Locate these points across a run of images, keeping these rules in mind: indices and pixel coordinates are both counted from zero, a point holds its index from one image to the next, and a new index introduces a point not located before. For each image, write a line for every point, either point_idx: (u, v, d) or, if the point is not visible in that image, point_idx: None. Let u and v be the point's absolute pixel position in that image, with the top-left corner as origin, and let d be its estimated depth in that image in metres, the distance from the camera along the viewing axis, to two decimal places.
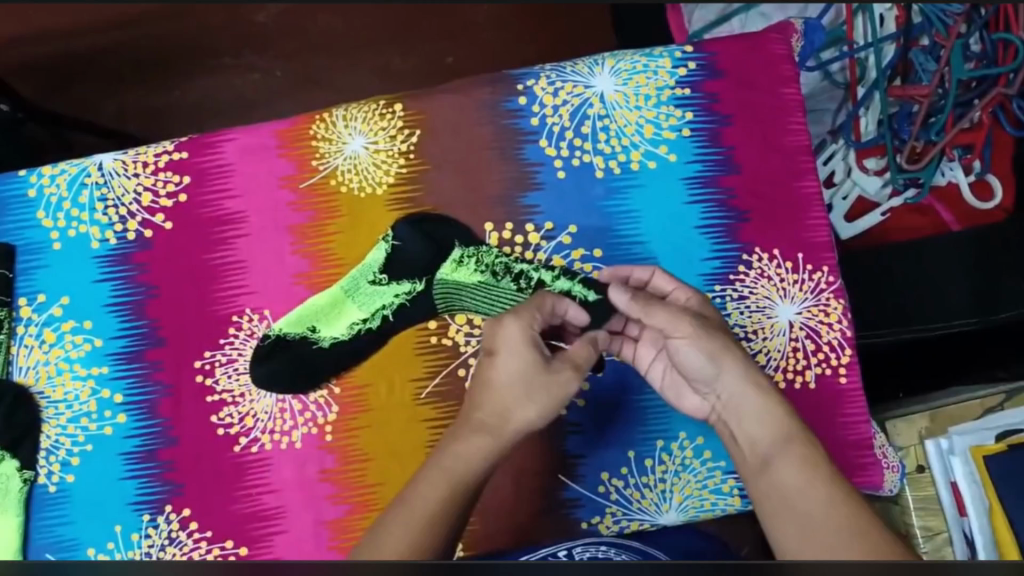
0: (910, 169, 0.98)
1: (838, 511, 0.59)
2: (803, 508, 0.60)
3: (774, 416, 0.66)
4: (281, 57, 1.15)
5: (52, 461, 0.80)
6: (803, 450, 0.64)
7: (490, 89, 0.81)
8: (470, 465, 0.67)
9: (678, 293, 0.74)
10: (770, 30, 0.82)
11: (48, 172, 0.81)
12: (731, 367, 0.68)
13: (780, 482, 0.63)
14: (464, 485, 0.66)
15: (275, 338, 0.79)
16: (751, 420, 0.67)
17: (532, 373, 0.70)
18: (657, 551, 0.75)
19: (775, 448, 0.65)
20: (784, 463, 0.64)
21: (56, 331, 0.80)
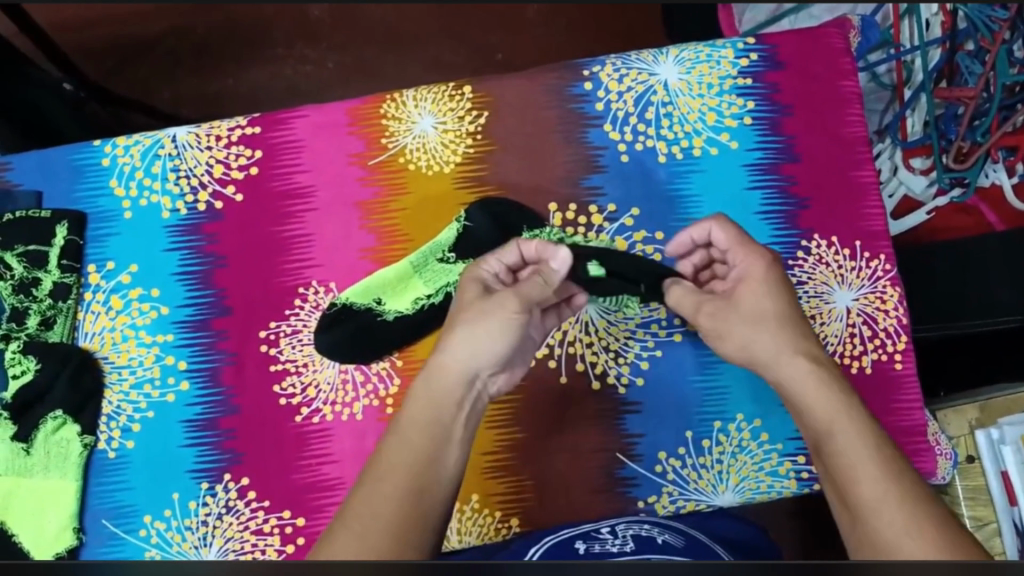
0: (957, 169, 1.00)
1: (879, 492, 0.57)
2: (869, 500, 0.57)
3: (828, 394, 0.64)
4: (333, 49, 1.16)
5: (113, 427, 0.80)
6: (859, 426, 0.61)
7: (557, 75, 0.83)
8: (436, 405, 0.66)
9: (735, 253, 0.73)
10: (829, 25, 0.84)
11: (122, 143, 0.84)
12: (776, 338, 0.68)
13: (844, 460, 0.60)
14: (434, 426, 0.65)
15: (342, 307, 0.80)
16: (805, 398, 0.65)
17: (469, 302, 0.71)
18: (701, 535, 0.70)
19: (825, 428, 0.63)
20: (835, 441, 0.61)
21: (123, 298, 0.82)
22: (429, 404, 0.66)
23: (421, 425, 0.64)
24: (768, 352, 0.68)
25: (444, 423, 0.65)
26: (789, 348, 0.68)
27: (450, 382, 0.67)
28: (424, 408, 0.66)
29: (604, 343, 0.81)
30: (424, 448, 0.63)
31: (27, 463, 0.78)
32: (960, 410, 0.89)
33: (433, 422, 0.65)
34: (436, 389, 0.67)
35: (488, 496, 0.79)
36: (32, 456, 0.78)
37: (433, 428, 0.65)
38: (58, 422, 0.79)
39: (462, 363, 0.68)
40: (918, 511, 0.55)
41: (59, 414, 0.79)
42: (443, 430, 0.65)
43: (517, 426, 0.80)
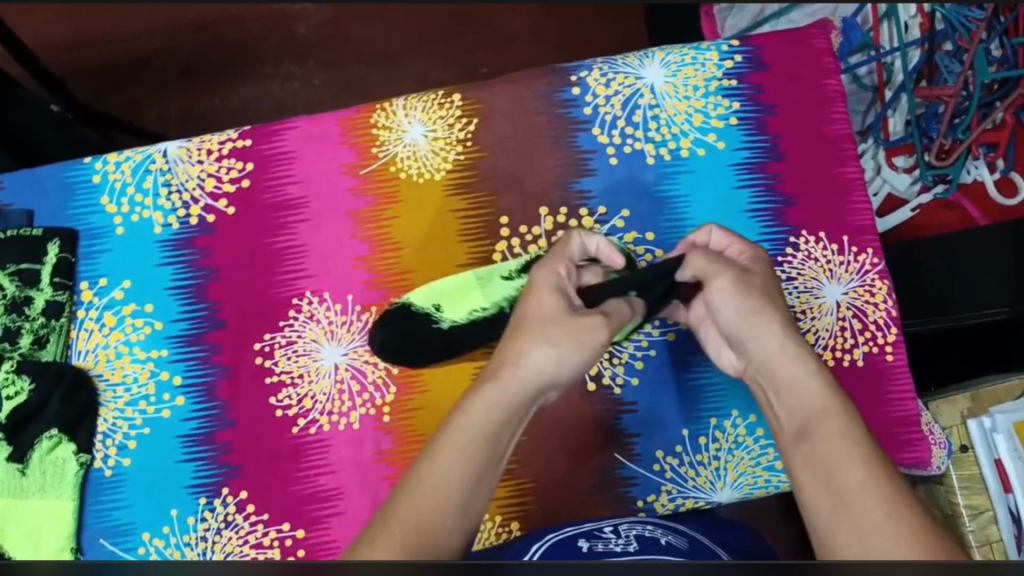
0: (939, 166, 1.02)
1: (857, 475, 0.54)
2: (832, 477, 0.54)
3: (815, 385, 0.61)
4: (319, 67, 1.16)
5: (109, 445, 0.80)
6: (840, 424, 0.57)
7: (545, 80, 0.84)
8: (498, 417, 0.62)
9: (732, 248, 0.74)
10: (811, 26, 0.85)
11: (112, 159, 0.84)
12: (770, 329, 0.65)
13: (814, 454, 0.56)
14: (493, 442, 0.61)
15: (400, 307, 0.80)
16: (789, 388, 0.62)
17: (561, 315, 0.68)
18: (702, 534, 0.70)
19: (814, 417, 0.59)
20: (819, 432, 0.58)
21: (116, 315, 0.82)
22: (493, 415, 0.62)
23: (479, 438, 0.61)
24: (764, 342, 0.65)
25: (505, 437, 0.63)
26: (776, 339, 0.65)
27: (516, 394, 0.64)
28: (489, 421, 0.62)
29: None
30: (476, 462, 0.59)
31: (22, 485, 0.76)
32: (952, 400, 0.90)
33: (495, 438, 0.61)
34: (502, 400, 0.63)
35: (488, 501, 0.79)
36: (28, 477, 0.76)
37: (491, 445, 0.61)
38: (55, 441, 0.77)
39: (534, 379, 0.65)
40: (897, 509, 0.51)
41: (54, 433, 0.77)
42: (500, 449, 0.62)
43: None
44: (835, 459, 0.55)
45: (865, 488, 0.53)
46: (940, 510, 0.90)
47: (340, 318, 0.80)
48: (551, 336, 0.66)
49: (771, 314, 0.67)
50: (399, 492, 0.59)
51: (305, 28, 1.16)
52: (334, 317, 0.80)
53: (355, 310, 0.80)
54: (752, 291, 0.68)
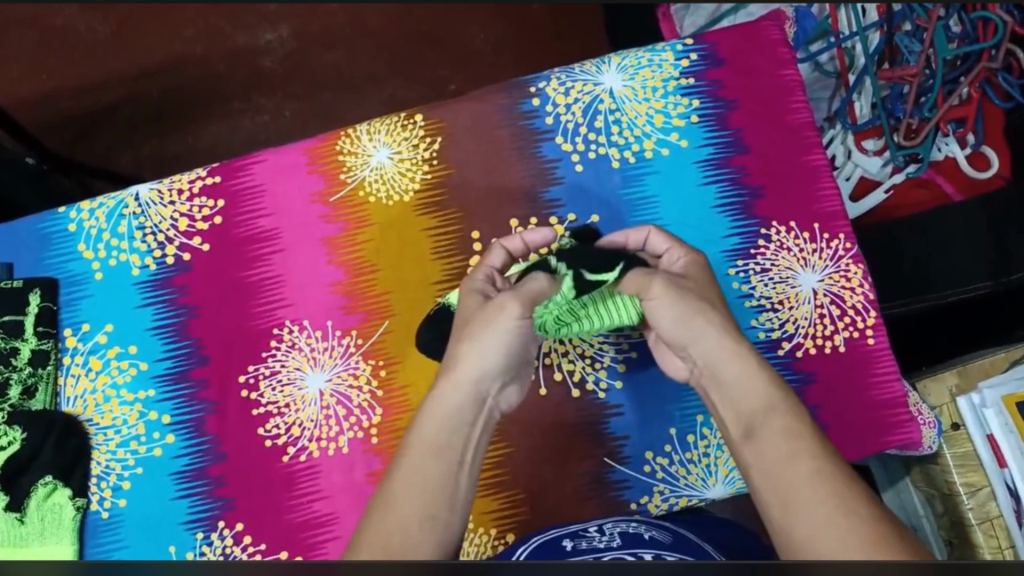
0: (909, 146, 1.02)
1: (826, 487, 0.53)
2: (779, 475, 0.55)
3: (759, 385, 0.62)
4: (289, 98, 1.19)
5: (104, 487, 0.80)
6: (785, 420, 0.59)
7: (504, 94, 0.85)
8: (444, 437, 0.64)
9: (672, 253, 0.74)
10: (763, 19, 0.87)
11: (86, 207, 0.86)
12: (708, 330, 0.66)
13: (765, 452, 0.58)
14: (443, 454, 0.62)
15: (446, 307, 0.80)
16: (733, 388, 0.63)
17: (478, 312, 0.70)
18: (689, 531, 0.70)
19: (759, 417, 0.60)
20: (766, 430, 0.59)
21: (102, 358, 0.83)
22: (440, 432, 0.64)
23: (427, 455, 0.62)
24: (707, 350, 0.66)
25: (455, 448, 0.64)
26: (722, 348, 0.65)
27: (460, 403, 0.65)
28: (433, 437, 0.63)
29: (580, 350, 0.82)
30: (431, 479, 0.60)
31: (22, 533, 0.76)
32: (940, 378, 0.90)
33: (440, 453, 0.62)
34: (448, 418, 0.65)
35: (481, 514, 0.79)
36: (27, 525, 0.76)
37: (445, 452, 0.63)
38: (50, 488, 0.77)
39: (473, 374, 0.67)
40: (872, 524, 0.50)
41: (49, 479, 0.77)
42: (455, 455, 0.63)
43: (504, 441, 0.81)
44: (780, 454, 0.57)
45: (814, 481, 0.54)
46: (937, 489, 0.89)
47: (322, 344, 0.81)
48: (478, 336, 0.68)
49: (708, 320, 0.67)
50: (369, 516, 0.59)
51: (271, 62, 1.17)
52: (315, 343, 0.81)
53: (336, 334, 0.81)
54: (688, 295, 0.68)
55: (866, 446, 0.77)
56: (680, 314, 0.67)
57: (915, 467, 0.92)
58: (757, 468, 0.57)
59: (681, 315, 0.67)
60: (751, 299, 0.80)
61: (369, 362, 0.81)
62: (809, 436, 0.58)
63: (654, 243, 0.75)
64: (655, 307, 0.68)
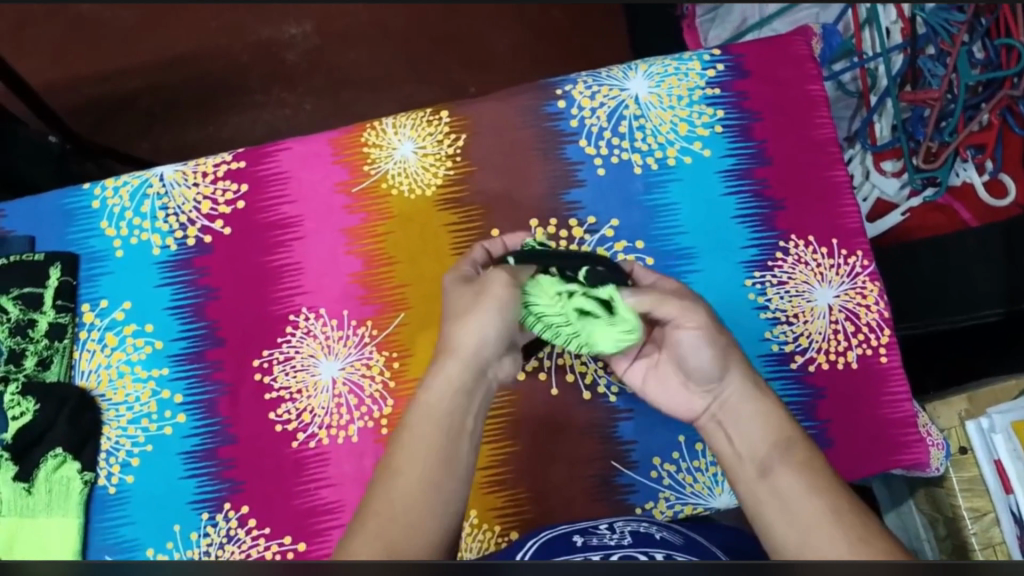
0: (928, 169, 1.02)
1: (836, 518, 0.53)
2: (797, 511, 0.55)
3: (776, 422, 0.61)
4: (310, 93, 1.19)
5: (112, 463, 0.81)
6: (804, 456, 0.58)
7: (530, 95, 0.86)
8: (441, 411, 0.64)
9: (662, 284, 0.71)
10: (792, 33, 0.88)
11: (111, 185, 0.87)
12: (733, 363, 0.62)
13: (783, 489, 0.56)
14: (442, 429, 0.63)
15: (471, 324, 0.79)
16: (755, 424, 0.60)
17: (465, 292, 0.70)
18: (695, 534, 0.70)
19: (776, 454, 0.58)
20: (786, 467, 0.57)
21: (118, 335, 0.83)
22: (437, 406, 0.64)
23: (426, 433, 0.63)
24: (731, 384, 0.62)
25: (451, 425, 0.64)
26: (747, 386, 0.62)
27: (461, 374, 0.66)
28: (432, 414, 0.64)
29: (593, 353, 0.82)
30: (430, 459, 0.61)
31: (29, 504, 0.76)
32: (950, 402, 0.90)
33: (439, 429, 0.63)
34: (446, 392, 0.65)
35: (486, 511, 0.79)
36: (33, 496, 0.77)
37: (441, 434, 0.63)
38: (59, 460, 0.78)
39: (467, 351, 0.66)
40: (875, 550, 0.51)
41: (59, 452, 0.78)
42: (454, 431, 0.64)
43: (512, 440, 0.81)
44: (796, 490, 0.56)
45: (830, 522, 0.53)
46: (941, 513, 0.89)
47: (337, 333, 0.82)
48: (471, 310, 0.67)
49: (737, 356, 0.63)
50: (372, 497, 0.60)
51: (293, 56, 1.18)
52: (330, 332, 0.82)
53: (352, 324, 0.82)
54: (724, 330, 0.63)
55: (874, 464, 0.77)
56: (721, 348, 0.62)
57: (920, 489, 0.92)
58: (773, 502, 0.56)
59: (718, 350, 0.62)
60: (766, 310, 0.80)
61: (383, 353, 0.81)
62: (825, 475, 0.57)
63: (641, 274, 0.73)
64: (691, 337, 0.62)
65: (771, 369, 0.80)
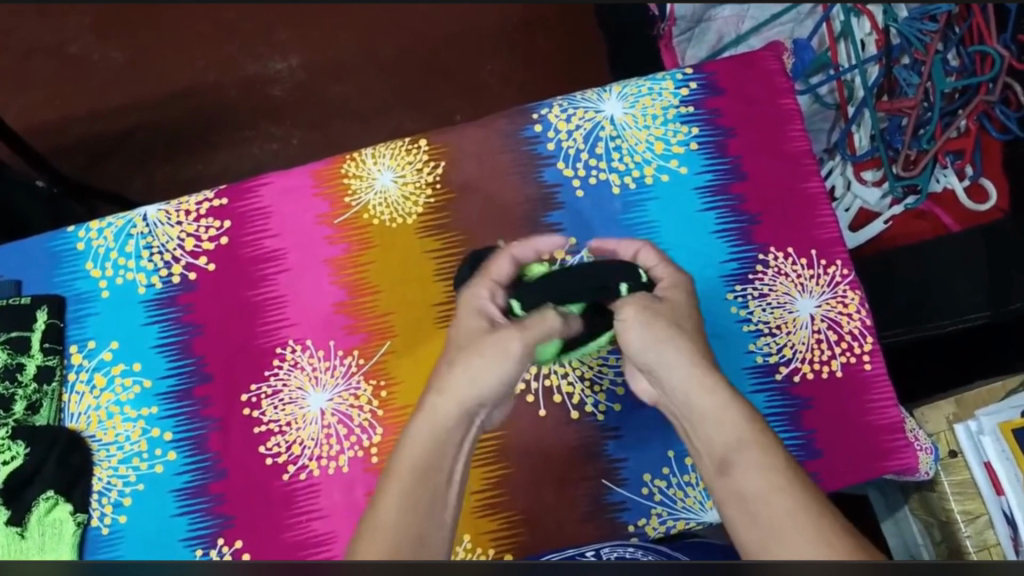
0: (908, 177, 1.03)
1: (781, 497, 0.54)
2: (756, 507, 0.54)
3: (731, 417, 0.63)
4: (298, 126, 1.24)
5: (104, 503, 0.81)
6: (761, 452, 0.59)
7: (508, 120, 0.87)
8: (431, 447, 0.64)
9: (661, 270, 0.75)
10: (762, 49, 0.89)
11: (95, 226, 0.87)
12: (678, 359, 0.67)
13: (741, 487, 0.57)
14: (430, 474, 0.62)
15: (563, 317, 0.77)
16: (710, 422, 0.63)
17: (476, 335, 0.71)
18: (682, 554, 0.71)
19: (733, 452, 0.60)
20: (734, 457, 0.60)
21: (106, 375, 0.84)
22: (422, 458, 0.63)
23: (411, 475, 0.61)
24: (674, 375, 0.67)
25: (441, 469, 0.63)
26: (689, 372, 0.66)
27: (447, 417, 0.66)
28: (417, 460, 0.63)
29: (579, 372, 0.83)
30: (424, 496, 0.59)
31: (22, 548, 0.76)
32: (938, 406, 0.88)
33: (425, 476, 0.61)
34: (432, 439, 0.65)
35: (479, 535, 0.79)
36: (27, 539, 0.76)
37: (431, 472, 0.62)
38: (51, 502, 0.78)
39: (467, 391, 0.68)
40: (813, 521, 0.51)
41: (51, 494, 0.78)
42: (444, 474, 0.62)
43: (502, 462, 0.81)
44: (756, 487, 0.56)
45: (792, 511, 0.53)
46: (935, 517, 0.88)
47: (324, 364, 0.82)
48: (469, 359, 0.69)
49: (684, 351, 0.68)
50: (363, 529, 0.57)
51: (280, 92, 1.17)
52: (317, 363, 0.82)
53: (338, 354, 0.82)
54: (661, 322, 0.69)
55: (864, 470, 0.77)
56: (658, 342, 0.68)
57: (914, 495, 0.91)
58: (729, 497, 0.57)
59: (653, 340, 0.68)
60: (750, 323, 0.81)
61: (371, 382, 0.81)
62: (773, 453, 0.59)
63: (643, 259, 0.76)
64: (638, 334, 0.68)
65: (757, 382, 0.80)
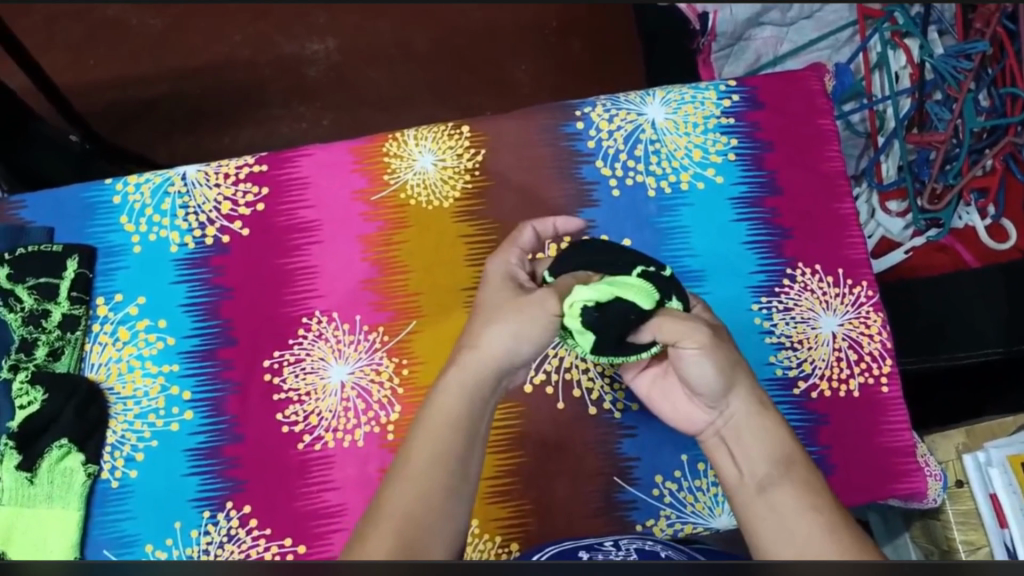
0: (931, 210, 1.05)
1: (816, 521, 0.55)
2: (789, 528, 0.55)
3: (776, 435, 0.61)
4: (328, 108, 1.20)
5: (116, 457, 0.81)
6: (803, 474, 0.59)
7: (550, 115, 0.89)
8: (463, 408, 0.63)
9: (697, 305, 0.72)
10: (805, 69, 0.91)
11: (133, 181, 0.88)
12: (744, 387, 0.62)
13: (777, 506, 0.57)
14: (459, 433, 0.62)
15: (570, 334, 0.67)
16: (748, 437, 0.61)
17: (503, 296, 0.69)
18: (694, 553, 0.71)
19: (775, 473, 0.59)
20: (782, 488, 0.58)
21: (130, 329, 0.84)
22: (458, 409, 0.63)
23: (436, 439, 0.61)
24: (730, 401, 0.63)
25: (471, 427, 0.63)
26: (751, 406, 0.62)
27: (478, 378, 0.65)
28: (450, 415, 0.62)
29: (600, 368, 0.84)
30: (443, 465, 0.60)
31: (30, 493, 0.77)
32: (947, 435, 0.91)
33: (457, 431, 0.62)
34: (465, 392, 0.64)
35: (488, 521, 0.79)
36: (36, 486, 0.77)
37: (461, 429, 0.62)
38: (64, 451, 0.78)
39: (498, 356, 0.65)
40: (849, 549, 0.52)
41: (64, 442, 0.78)
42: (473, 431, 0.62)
43: (516, 451, 0.81)
44: (793, 507, 0.56)
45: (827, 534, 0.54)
46: (936, 545, 0.90)
47: (348, 337, 0.82)
48: (496, 317, 0.67)
49: (742, 376, 0.63)
50: (374, 509, 0.58)
51: (315, 72, 1.19)
52: (342, 336, 0.83)
53: (363, 329, 0.83)
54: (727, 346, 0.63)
55: (874, 491, 0.78)
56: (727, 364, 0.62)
57: (916, 522, 0.93)
58: (768, 521, 0.56)
59: (721, 367, 0.62)
60: (772, 335, 0.82)
61: (393, 359, 0.82)
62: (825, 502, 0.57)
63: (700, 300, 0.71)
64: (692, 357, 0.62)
65: (775, 394, 0.80)
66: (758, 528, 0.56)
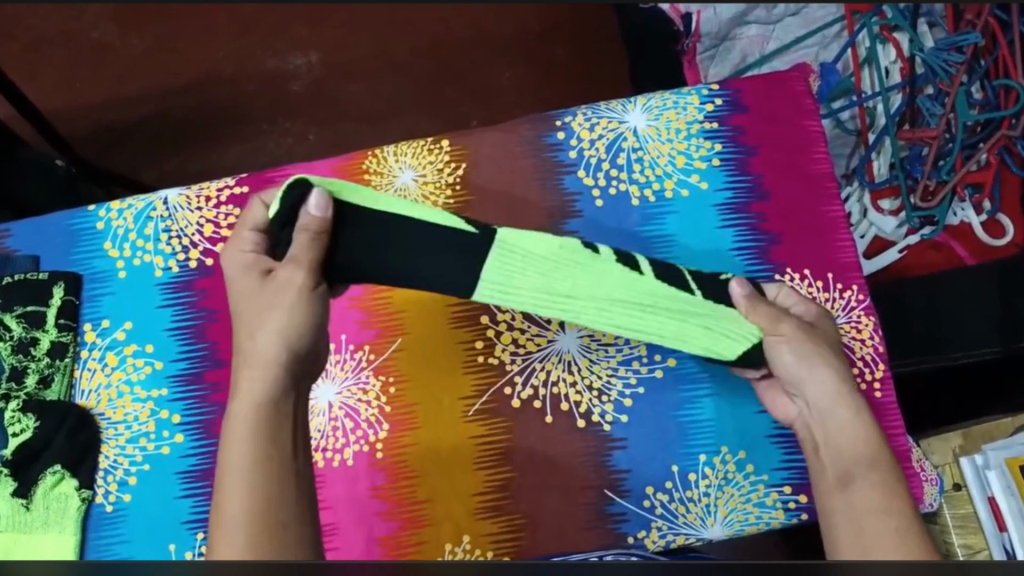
0: (925, 208, 1.04)
1: (888, 522, 0.65)
2: (869, 526, 0.65)
3: (859, 437, 0.72)
4: (313, 122, 1.15)
5: (110, 481, 0.81)
6: (883, 478, 0.69)
7: (530, 126, 0.88)
8: (264, 395, 0.71)
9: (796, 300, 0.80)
10: (791, 70, 0.90)
11: (116, 207, 0.88)
12: (825, 377, 0.75)
13: (859, 503, 0.68)
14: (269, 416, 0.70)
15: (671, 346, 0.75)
16: (839, 436, 0.73)
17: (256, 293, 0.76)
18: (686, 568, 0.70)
19: (858, 470, 0.70)
20: (860, 486, 0.69)
21: (119, 355, 0.84)
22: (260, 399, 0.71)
23: (248, 426, 0.69)
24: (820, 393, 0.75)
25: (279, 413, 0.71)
26: (834, 392, 0.75)
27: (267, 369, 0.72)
28: (253, 411, 0.70)
29: (587, 381, 0.82)
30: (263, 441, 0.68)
31: (26, 520, 0.78)
32: (945, 437, 0.89)
33: (266, 413, 0.70)
34: (257, 389, 0.71)
35: (480, 536, 0.78)
36: (31, 512, 0.78)
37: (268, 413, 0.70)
38: (58, 477, 0.79)
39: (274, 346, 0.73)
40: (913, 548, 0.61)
41: (58, 469, 0.79)
42: (279, 412, 0.71)
43: (503, 465, 0.80)
44: (873, 510, 0.66)
45: (896, 534, 0.64)
46: None
47: (334, 357, 0.82)
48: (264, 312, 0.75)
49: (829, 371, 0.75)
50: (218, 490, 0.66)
51: (298, 87, 1.12)
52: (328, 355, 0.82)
53: (349, 348, 0.83)
54: (816, 343, 0.76)
55: None
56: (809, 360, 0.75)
57: None
58: (846, 515, 0.67)
59: (803, 357, 0.76)
60: None
61: (380, 378, 0.82)
62: (901, 506, 0.66)
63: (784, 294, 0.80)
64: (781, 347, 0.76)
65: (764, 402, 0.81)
66: (834, 520, 0.68)
